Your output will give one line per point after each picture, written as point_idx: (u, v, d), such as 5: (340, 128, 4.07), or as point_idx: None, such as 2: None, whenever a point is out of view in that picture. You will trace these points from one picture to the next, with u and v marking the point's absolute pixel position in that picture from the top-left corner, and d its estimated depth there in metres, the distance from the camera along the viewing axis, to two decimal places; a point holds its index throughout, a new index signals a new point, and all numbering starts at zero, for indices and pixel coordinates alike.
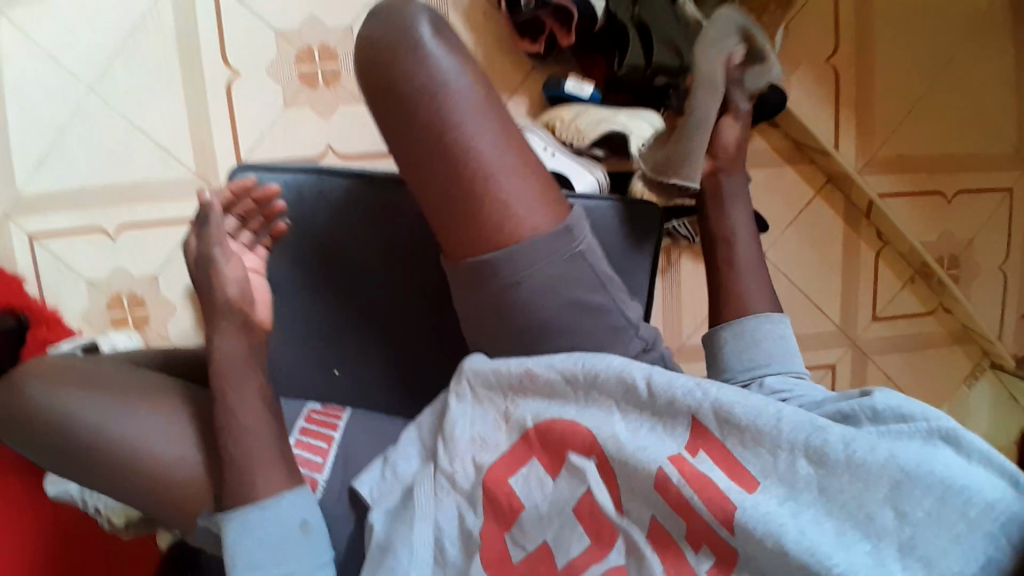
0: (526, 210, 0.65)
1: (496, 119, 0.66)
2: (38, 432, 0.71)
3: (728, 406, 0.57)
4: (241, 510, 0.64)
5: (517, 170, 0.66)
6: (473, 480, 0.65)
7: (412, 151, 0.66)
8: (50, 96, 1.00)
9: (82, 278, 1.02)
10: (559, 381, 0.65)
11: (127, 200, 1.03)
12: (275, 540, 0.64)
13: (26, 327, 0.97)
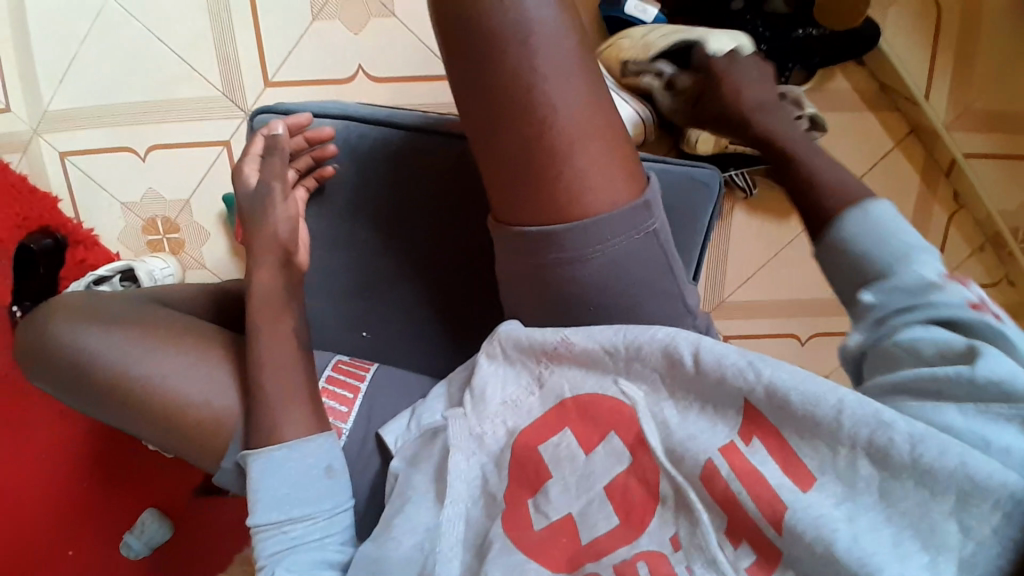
0: (599, 182, 0.60)
1: (585, 81, 0.59)
2: (64, 368, 0.69)
3: (782, 389, 0.48)
4: (272, 447, 0.65)
5: (596, 140, 0.59)
6: (504, 443, 0.63)
7: (479, 105, 0.59)
8: (70, 4, 0.95)
9: (114, 198, 1.00)
10: (598, 350, 0.61)
11: (155, 120, 0.98)
12: (300, 480, 0.64)
13: (62, 247, 0.97)
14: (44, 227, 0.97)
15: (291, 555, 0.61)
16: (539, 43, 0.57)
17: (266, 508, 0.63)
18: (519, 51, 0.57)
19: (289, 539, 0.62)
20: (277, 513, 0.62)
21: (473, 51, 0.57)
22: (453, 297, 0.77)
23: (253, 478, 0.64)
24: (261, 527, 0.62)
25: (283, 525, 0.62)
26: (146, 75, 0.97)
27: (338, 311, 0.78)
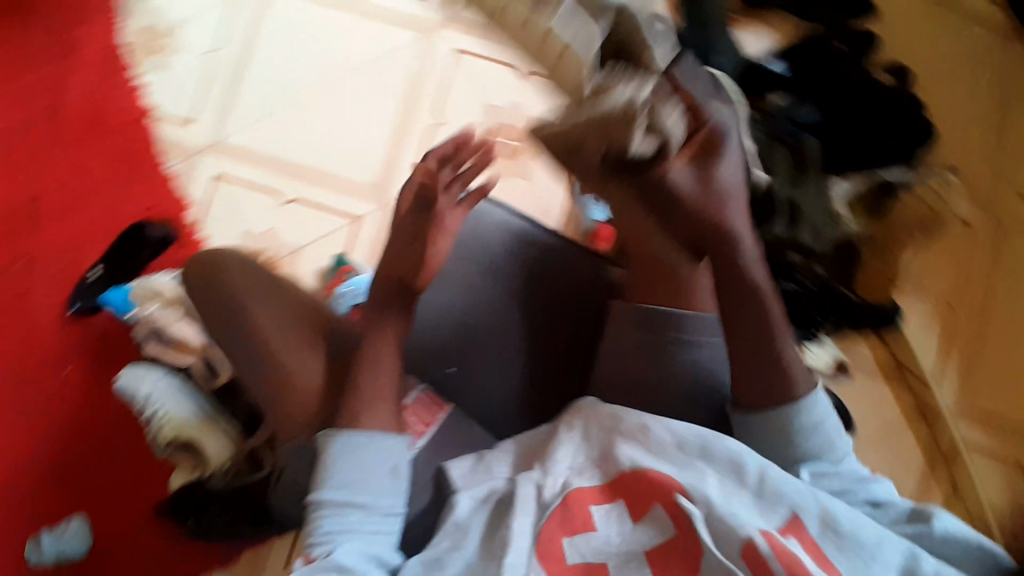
0: (721, 301, 0.65)
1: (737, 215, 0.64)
2: (212, 302, 0.78)
3: (834, 513, 0.59)
4: (349, 433, 0.69)
5: (733, 268, 0.65)
6: (554, 495, 0.63)
7: (638, 201, 0.66)
8: (288, 83, 1.18)
9: (240, 224, 1.12)
10: (672, 444, 0.64)
11: (312, 181, 1.14)
12: (365, 472, 0.67)
13: (169, 242, 1.09)
14: (164, 220, 1.11)
15: (343, 543, 0.64)
16: (706, 163, 0.61)
17: (331, 489, 0.67)
18: (690, 164, 0.61)
19: (342, 526, 0.66)
20: (337, 495, 0.66)
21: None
22: (539, 365, 0.80)
23: (326, 458, 0.68)
24: (323, 506, 0.66)
25: (341, 511, 0.66)
26: (317, 148, 1.16)
27: (426, 349, 0.80)
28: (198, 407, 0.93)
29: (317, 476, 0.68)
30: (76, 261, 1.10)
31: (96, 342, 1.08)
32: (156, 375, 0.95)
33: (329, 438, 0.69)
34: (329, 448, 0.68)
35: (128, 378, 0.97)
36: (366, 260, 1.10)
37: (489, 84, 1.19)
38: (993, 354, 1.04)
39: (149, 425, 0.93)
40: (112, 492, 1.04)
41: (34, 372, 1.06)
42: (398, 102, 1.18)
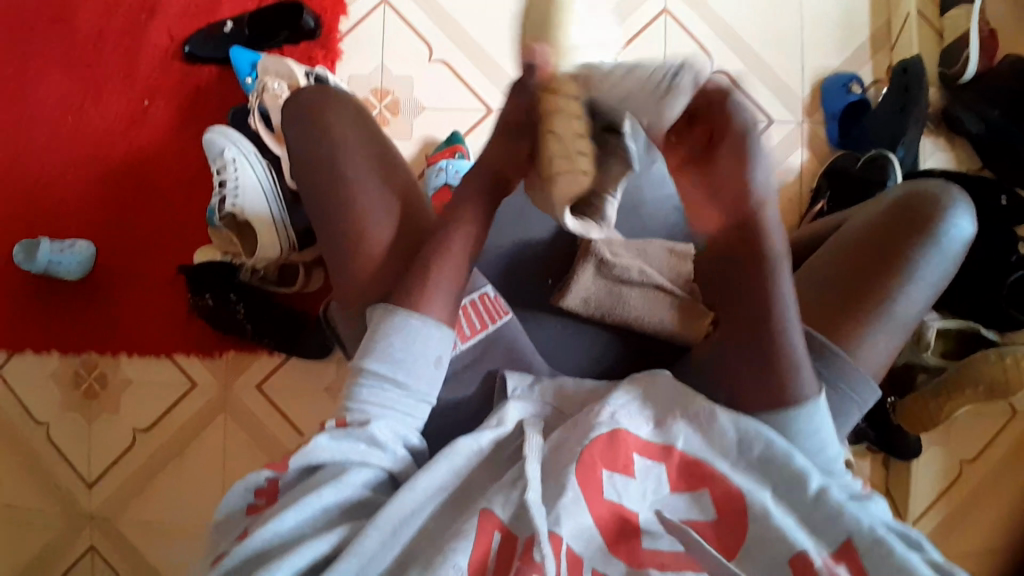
0: (864, 359, 0.68)
1: (922, 310, 0.71)
2: (314, 125, 0.68)
3: (891, 544, 0.53)
4: (407, 310, 0.61)
5: (891, 341, 0.70)
6: (602, 422, 0.58)
7: (860, 240, 0.71)
8: None
9: (381, 56, 1.06)
10: (734, 439, 0.58)
11: (466, 50, 1.07)
12: (415, 353, 0.60)
13: (308, 38, 1.05)
14: (317, 13, 1.05)
15: (378, 417, 0.58)
16: (940, 265, 0.69)
17: (378, 359, 0.59)
18: (928, 253, 0.69)
19: (379, 399, 0.59)
20: (383, 367, 0.59)
21: (904, 220, 0.70)
22: (622, 341, 0.80)
23: (379, 327, 0.61)
24: (367, 374, 0.59)
25: (382, 385, 0.59)
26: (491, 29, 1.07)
27: (514, 264, 0.84)
28: (274, 206, 0.97)
29: (366, 342, 0.61)
30: (216, 9, 1.06)
31: (191, 93, 1.05)
32: (246, 148, 0.96)
33: (384, 312, 0.61)
34: (384, 319, 0.61)
35: (217, 133, 0.96)
36: (476, 150, 1.05)
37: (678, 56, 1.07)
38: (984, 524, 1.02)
39: (219, 189, 0.95)
40: (148, 238, 1.04)
41: (128, 90, 1.05)
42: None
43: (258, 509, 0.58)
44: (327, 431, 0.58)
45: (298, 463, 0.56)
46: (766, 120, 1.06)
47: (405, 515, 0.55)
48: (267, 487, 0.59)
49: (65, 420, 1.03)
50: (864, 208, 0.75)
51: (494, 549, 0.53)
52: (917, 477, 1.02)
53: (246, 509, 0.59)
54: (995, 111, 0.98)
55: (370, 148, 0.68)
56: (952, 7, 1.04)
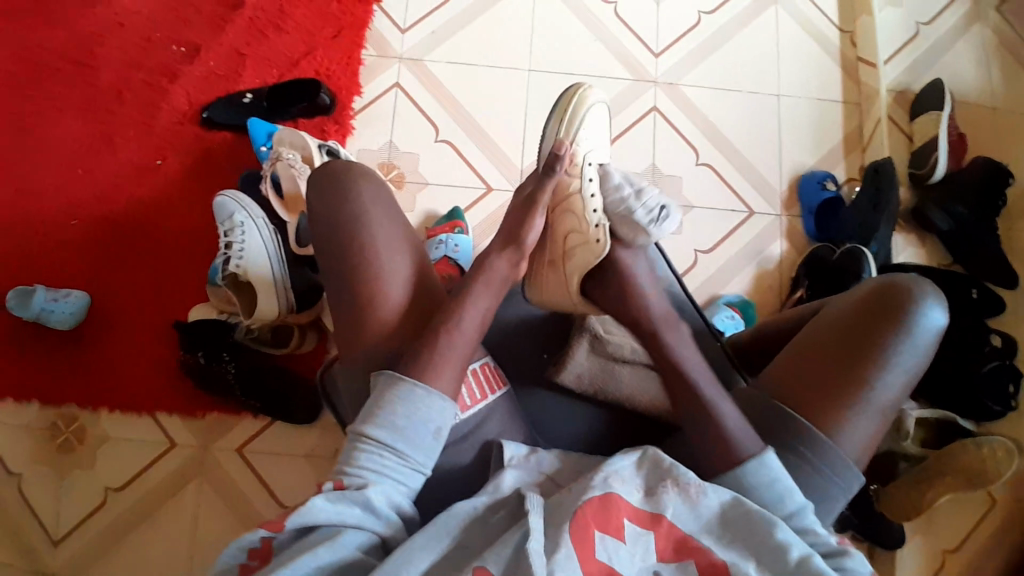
0: (846, 447, 0.71)
1: (900, 396, 0.73)
2: (335, 186, 0.71)
3: None
4: (413, 381, 0.63)
5: (871, 426, 0.72)
6: (595, 485, 0.59)
7: (838, 326, 0.74)
8: (506, 42, 1.18)
9: (390, 133, 1.13)
10: (717, 510, 0.60)
11: (470, 133, 1.14)
12: (415, 423, 0.62)
13: (323, 113, 1.11)
14: (333, 92, 1.12)
15: (378, 483, 0.59)
16: (914, 351, 0.72)
17: (379, 426, 0.61)
18: (902, 342, 0.72)
19: (376, 466, 0.60)
20: (383, 436, 0.61)
21: (878, 308, 0.73)
22: (607, 415, 0.81)
23: (380, 396, 0.62)
24: (367, 441, 0.60)
25: (381, 453, 0.60)
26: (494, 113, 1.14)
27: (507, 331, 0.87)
28: (275, 266, 0.98)
29: (367, 409, 0.62)
30: (236, 82, 1.13)
31: (202, 156, 1.10)
32: (255, 213, 0.99)
33: (387, 379, 0.63)
34: (387, 388, 0.62)
35: (230, 197, 0.98)
36: (475, 225, 1.10)
37: (667, 148, 1.15)
38: None
39: (224, 250, 0.97)
40: (141, 290, 1.05)
41: (141, 151, 1.10)
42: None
43: (249, 571, 0.55)
44: (324, 494, 0.56)
45: (296, 524, 0.54)
46: (747, 212, 1.13)
47: (404, 570, 0.55)
48: (259, 548, 0.55)
49: (34, 474, 1.00)
50: (842, 294, 0.78)
51: None
52: (900, 570, 1.01)
53: (234, 570, 0.55)
54: (959, 209, 1.06)
55: (386, 210, 0.71)
56: (919, 115, 1.14)
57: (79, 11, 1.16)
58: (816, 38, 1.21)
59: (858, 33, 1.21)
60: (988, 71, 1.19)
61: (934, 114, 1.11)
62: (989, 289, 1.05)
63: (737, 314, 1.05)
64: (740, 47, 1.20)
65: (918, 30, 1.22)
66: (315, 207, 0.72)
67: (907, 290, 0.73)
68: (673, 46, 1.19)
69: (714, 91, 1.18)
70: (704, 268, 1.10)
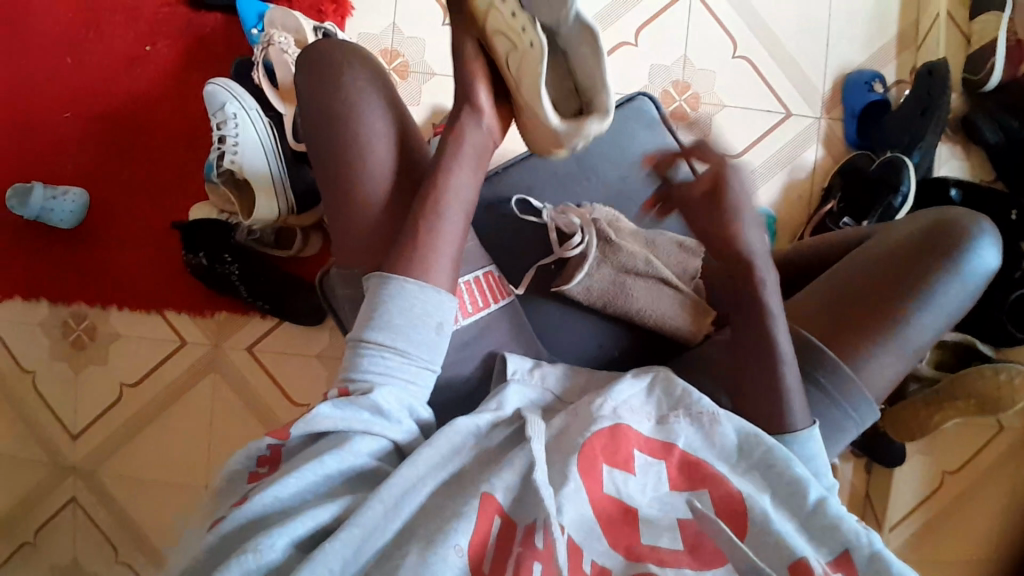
0: (868, 379, 0.67)
1: (933, 340, 0.69)
2: (329, 95, 0.65)
3: (888, 559, 0.54)
4: (402, 277, 0.59)
5: (900, 364, 0.68)
6: (604, 416, 0.59)
7: (880, 259, 0.69)
8: None
9: (393, 16, 1.02)
10: (734, 445, 0.60)
11: None
12: (412, 318, 0.58)
13: None
14: None
15: (381, 385, 0.56)
16: (957, 295, 0.68)
17: (376, 327, 0.57)
18: (948, 281, 0.67)
19: (378, 368, 0.56)
20: (381, 335, 0.57)
21: (926, 247, 0.68)
22: (623, 334, 0.79)
23: (373, 297, 0.58)
24: (366, 344, 0.57)
25: (381, 353, 0.56)
26: None
27: (514, 246, 0.81)
28: (273, 163, 0.94)
29: (362, 313, 0.58)
30: None
31: (191, 40, 1.00)
32: (248, 105, 0.93)
33: (377, 281, 0.59)
34: (377, 288, 0.58)
35: (220, 86, 0.93)
36: None
37: (700, 37, 1.03)
38: (960, 534, 1.02)
39: (218, 144, 0.92)
40: (137, 186, 1.00)
41: (124, 30, 1.00)
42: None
43: (258, 476, 0.53)
44: (329, 400, 0.55)
45: (301, 431, 0.53)
46: (785, 113, 1.04)
47: (413, 489, 0.53)
48: (269, 454, 0.54)
49: (54, 369, 1.01)
50: (890, 227, 0.74)
51: (494, 533, 0.51)
52: (899, 485, 1.03)
53: (246, 476, 0.54)
54: (1011, 123, 0.97)
55: (388, 123, 0.65)
56: (979, 13, 1.00)
57: None
58: None
59: None
60: None
61: (995, 15, 0.98)
62: None
63: (762, 231, 1.00)
64: None
65: None
66: (314, 115, 0.66)
67: (964, 229, 0.68)
68: None
69: None
70: (731, 175, 1.04)
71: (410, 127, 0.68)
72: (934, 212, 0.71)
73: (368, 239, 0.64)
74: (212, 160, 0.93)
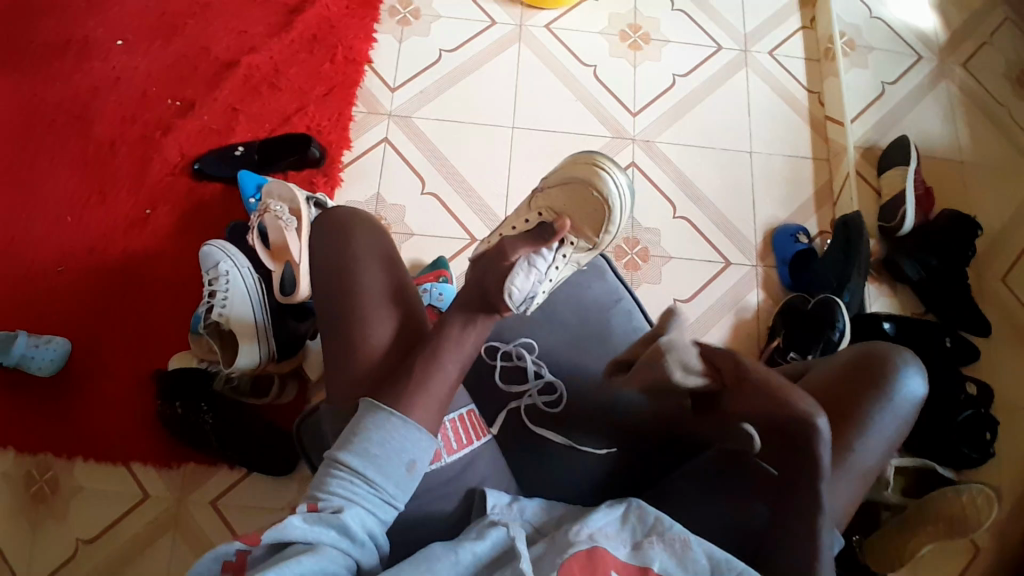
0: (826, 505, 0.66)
1: (880, 462, 0.69)
2: (332, 240, 0.70)
3: None
4: (388, 409, 0.60)
5: (851, 490, 0.67)
6: (579, 540, 0.57)
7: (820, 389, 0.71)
8: (491, 100, 1.22)
9: (378, 185, 1.15)
10: (705, 567, 0.56)
11: (455, 186, 1.16)
12: (391, 452, 0.59)
13: (313, 166, 1.14)
14: (322, 146, 1.15)
15: (351, 507, 0.55)
16: (896, 419, 0.69)
17: (352, 452, 0.58)
18: (885, 404, 0.68)
19: (348, 491, 0.56)
20: (355, 461, 0.57)
21: (860, 375, 0.70)
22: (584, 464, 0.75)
23: (358, 423, 0.60)
24: (339, 466, 0.57)
25: (351, 479, 0.57)
26: (480, 169, 1.17)
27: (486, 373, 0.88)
28: (258, 313, 1.00)
29: (342, 437, 0.60)
30: (226, 135, 1.16)
31: (190, 206, 1.12)
32: (240, 262, 1.00)
33: (364, 407, 0.61)
34: (364, 416, 0.60)
35: (217, 246, 1.00)
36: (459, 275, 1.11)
37: (644, 200, 1.18)
38: None
39: (207, 298, 0.98)
40: (126, 337, 1.05)
41: (132, 200, 1.12)
42: None
43: None
44: (300, 514, 0.53)
45: (271, 539, 0.50)
46: (724, 262, 1.16)
47: None
48: (236, 559, 0.50)
49: (6, 524, 0.97)
50: (824, 360, 0.75)
51: None
52: None
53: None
54: (930, 263, 1.10)
55: (382, 264, 0.69)
56: (886, 170, 1.19)
57: (75, 63, 1.19)
58: (785, 97, 1.27)
59: (825, 93, 1.27)
60: (952, 128, 1.24)
61: (899, 170, 1.16)
62: (962, 337, 1.07)
63: None
64: (712, 105, 1.25)
65: (884, 88, 1.28)
66: (317, 253, 0.70)
67: (893, 357, 0.70)
68: (650, 105, 1.25)
69: (690, 146, 1.23)
70: (687, 317, 1.12)
71: (400, 269, 0.71)
72: (863, 346, 0.73)
73: (354, 372, 0.65)
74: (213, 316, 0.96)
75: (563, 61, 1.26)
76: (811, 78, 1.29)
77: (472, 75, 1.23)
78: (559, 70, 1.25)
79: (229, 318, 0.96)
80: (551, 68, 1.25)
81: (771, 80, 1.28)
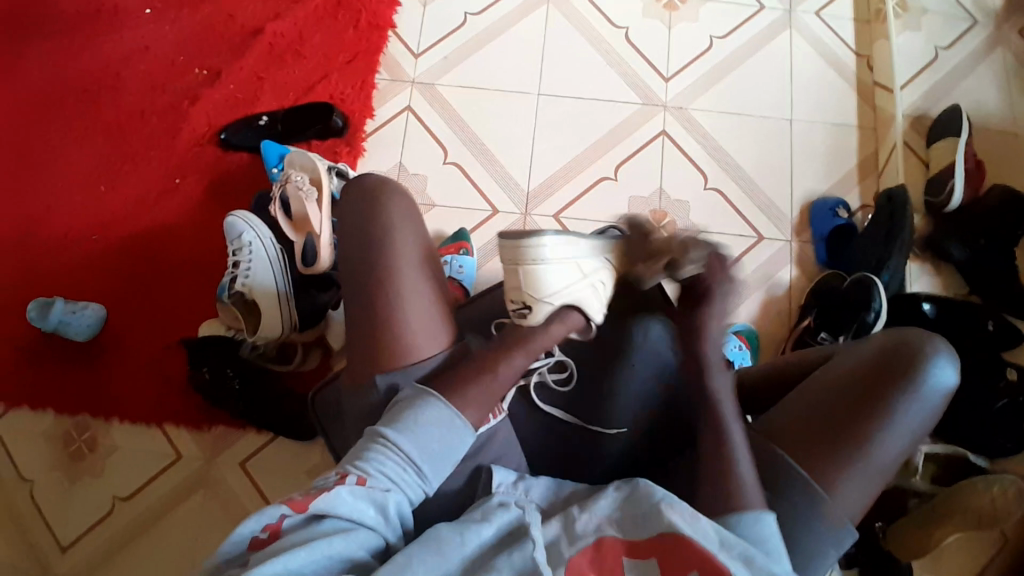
0: (842, 496, 0.63)
1: (905, 454, 0.65)
2: (363, 215, 0.68)
3: None
4: (451, 407, 0.61)
5: (872, 482, 0.64)
6: (586, 532, 0.55)
7: (843, 377, 0.67)
8: (517, 66, 1.18)
9: (400, 155, 1.14)
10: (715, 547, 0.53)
11: (479, 156, 1.14)
12: (444, 450, 0.59)
13: (336, 135, 1.13)
14: (345, 115, 1.14)
15: (396, 492, 0.56)
16: (922, 410, 0.64)
17: (407, 438, 0.58)
18: (910, 394, 0.64)
19: (395, 475, 0.57)
20: (410, 450, 0.58)
21: (886, 364, 0.66)
22: None
23: (416, 408, 0.60)
24: (392, 448, 0.58)
25: (402, 466, 0.57)
26: (503, 138, 1.15)
27: None
28: (280, 282, 1.01)
29: (392, 416, 0.60)
30: (252, 104, 1.16)
31: (217, 176, 1.13)
32: (263, 232, 1.01)
33: (425, 394, 0.61)
34: (423, 405, 0.60)
35: (239, 216, 1.00)
36: (481, 247, 1.09)
37: (675, 171, 1.14)
38: None
39: (232, 268, 1.00)
40: (157, 305, 1.08)
41: (162, 169, 1.14)
42: (596, 131, 1.15)
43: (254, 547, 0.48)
44: (349, 487, 0.53)
45: (318, 510, 0.51)
46: (757, 237, 1.11)
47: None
48: (276, 523, 0.50)
49: (50, 480, 1.03)
50: (854, 346, 0.71)
51: None
52: None
53: (246, 545, 0.49)
54: (977, 241, 1.03)
55: (411, 243, 0.67)
56: (937, 141, 1.11)
57: (106, 31, 1.21)
58: (830, 61, 1.20)
59: (874, 56, 1.19)
60: (1013, 95, 1.15)
61: (950, 141, 1.08)
62: (1008, 321, 1.01)
63: (746, 345, 1.03)
64: (751, 70, 1.19)
65: (938, 53, 1.19)
66: (347, 225, 0.69)
67: (922, 347, 0.67)
68: (683, 69, 1.19)
69: (725, 114, 1.17)
70: None
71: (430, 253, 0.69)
72: (892, 333, 0.69)
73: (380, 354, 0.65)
74: (239, 286, 0.98)
75: (594, 23, 1.21)
76: (859, 40, 1.21)
77: (498, 40, 1.20)
78: (588, 33, 1.20)
79: (256, 289, 0.98)
80: (581, 31, 1.21)
81: (817, 42, 1.21)
